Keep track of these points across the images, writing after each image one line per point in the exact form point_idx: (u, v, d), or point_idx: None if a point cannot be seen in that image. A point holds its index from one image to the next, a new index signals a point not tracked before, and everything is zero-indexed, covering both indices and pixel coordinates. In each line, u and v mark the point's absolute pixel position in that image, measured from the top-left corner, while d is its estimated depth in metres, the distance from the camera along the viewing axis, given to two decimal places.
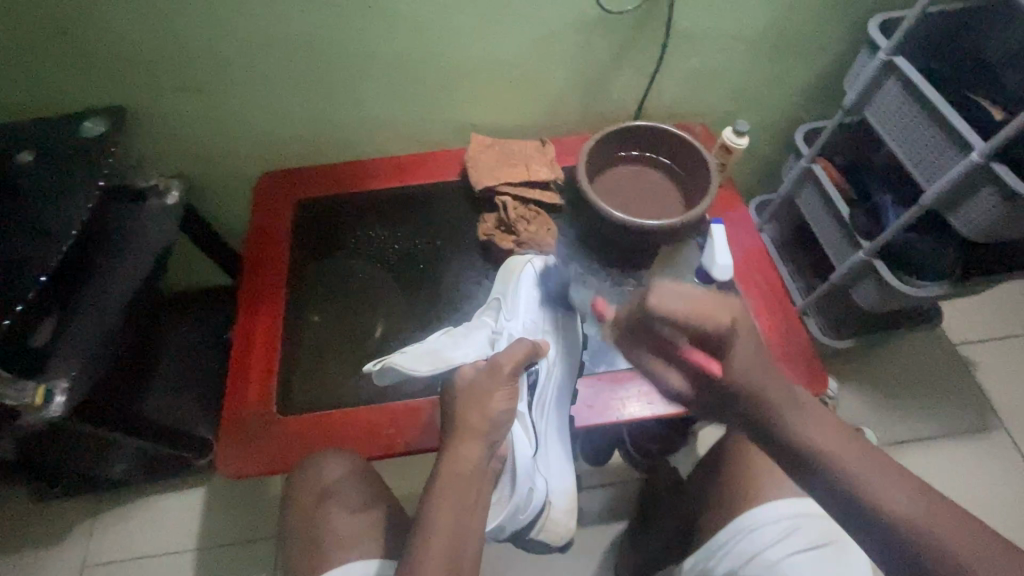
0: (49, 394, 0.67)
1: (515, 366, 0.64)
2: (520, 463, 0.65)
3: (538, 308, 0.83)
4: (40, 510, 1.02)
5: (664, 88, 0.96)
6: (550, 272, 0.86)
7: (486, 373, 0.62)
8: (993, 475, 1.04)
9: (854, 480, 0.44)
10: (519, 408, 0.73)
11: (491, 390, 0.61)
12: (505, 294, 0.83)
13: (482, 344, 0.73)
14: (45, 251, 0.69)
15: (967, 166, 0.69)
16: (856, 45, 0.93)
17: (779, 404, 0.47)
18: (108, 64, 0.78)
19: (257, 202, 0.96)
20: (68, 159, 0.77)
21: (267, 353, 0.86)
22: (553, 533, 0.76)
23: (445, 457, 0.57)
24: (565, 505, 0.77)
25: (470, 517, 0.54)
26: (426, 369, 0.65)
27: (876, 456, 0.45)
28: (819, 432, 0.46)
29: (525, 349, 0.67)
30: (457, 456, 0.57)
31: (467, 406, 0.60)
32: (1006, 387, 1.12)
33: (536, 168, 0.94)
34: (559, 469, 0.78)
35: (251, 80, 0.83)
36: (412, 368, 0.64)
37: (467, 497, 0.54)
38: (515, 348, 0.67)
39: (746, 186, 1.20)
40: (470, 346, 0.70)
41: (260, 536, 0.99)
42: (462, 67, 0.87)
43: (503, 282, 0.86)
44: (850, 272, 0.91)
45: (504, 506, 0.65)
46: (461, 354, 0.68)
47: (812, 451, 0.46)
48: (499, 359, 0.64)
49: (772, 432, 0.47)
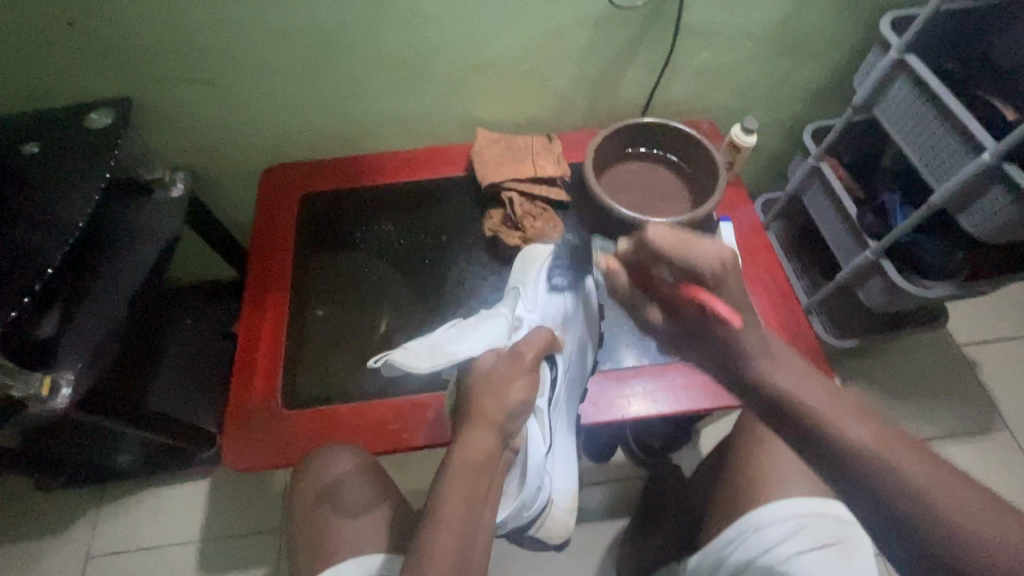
0: (56, 387, 0.67)
1: (536, 356, 0.65)
2: (531, 457, 0.65)
3: (559, 302, 0.84)
4: (46, 500, 1.02)
5: (672, 84, 0.95)
6: (571, 267, 0.88)
7: (507, 361, 0.63)
8: (997, 476, 1.04)
9: (853, 447, 0.39)
10: (536, 403, 0.73)
11: (511, 380, 0.61)
12: (526, 281, 0.84)
13: (494, 336, 0.71)
14: (52, 244, 0.69)
15: (978, 165, 0.68)
16: (867, 41, 0.92)
17: (778, 367, 0.43)
18: (114, 55, 0.77)
19: (263, 194, 0.96)
20: (75, 151, 0.77)
21: (276, 345, 0.87)
22: (552, 532, 0.77)
23: (458, 443, 0.56)
24: (566, 506, 0.78)
25: (476, 510, 0.53)
26: (425, 365, 0.63)
27: (882, 422, 0.40)
28: (812, 388, 0.42)
29: (544, 337, 0.69)
30: (469, 443, 0.56)
31: (482, 394, 0.60)
32: (1012, 388, 1.12)
33: (542, 164, 0.94)
34: (563, 471, 0.80)
35: (256, 71, 0.82)
36: (410, 365, 0.62)
37: (477, 488, 0.54)
38: (534, 338, 0.69)
39: (753, 183, 1.20)
40: (480, 338, 0.69)
41: (264, 528, 1.00)
42: (470, 60, 0.86)
43: (522, 269, 0.86)
44: (856, 271, 0.91)
45: (510, 501, 0.65)
46: (466, 346, 0.66)
47: (819, 423, 0.41)
48: (520, 348, 0.66)
49: (745, 377, 0.44)
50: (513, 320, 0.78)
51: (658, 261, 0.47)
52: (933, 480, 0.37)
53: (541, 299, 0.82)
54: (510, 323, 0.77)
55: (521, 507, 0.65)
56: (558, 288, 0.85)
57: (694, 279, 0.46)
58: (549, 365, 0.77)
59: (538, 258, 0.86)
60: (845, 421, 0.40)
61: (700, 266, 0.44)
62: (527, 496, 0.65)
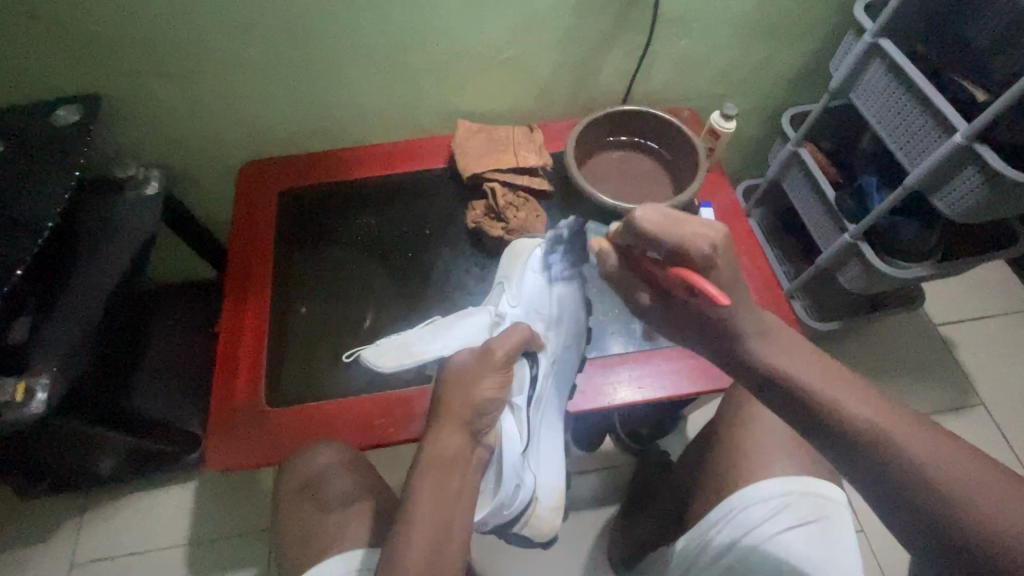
0: (31, 392, 0.65)
1: (507, 354, 0.64)
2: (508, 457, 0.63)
3: (545, 296, 0.82)
4: (27, 508, 1.00)
5: (651, 73, 0.96)
6: (557, 256, 0.85)
7: (479, 357, 0.63)
8: (975, 450, 1.07)
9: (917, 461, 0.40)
10: (512, 400, 0.70)
11: (479, 377, 0.60)
12: (511, 275, 0.83)
13: (470, 334, 0.75)
14: (21, 245, 0.67)
15: (950, 147, 0.70)
16: (841, 26, 0.93)
17: (796, 363, 0.46)
18: (79, 48, 0.75)
19: (241, 189, 0.94)
20: (41, 150, 0.75)
21: (253, 345, 0.85)
22: (537, 529, 0.76)
23: (426, 442, 0.56)
24: (551, 503, 0.77)
25: (451, 509, 0.52)
26: (391, 364, 0.72)
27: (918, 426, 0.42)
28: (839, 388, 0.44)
29: (515, 338, 0.67)
30: (437, 441, 0.56)
31: (471, 392, 0.58)
32: (986, 365, 1.15)
33: (525, 155, 0.94)
34: (551, 468, 0.80)
35: (227, 63, 0.80)
36: (377, 364, 0.73)
37: (446, 485, 0.53)
38: (507, 333, 0.68)
39: (733, 171, 1.21)
40: (451, 337, 0.74)
41: (253, 528, 0.99)
42: (447, 49, 0.85)
43: (508, 262, 0.85)
44: (837, 255, 0.92)
45: (488, 500, 0.64)
46: (436, 346, 0.73)
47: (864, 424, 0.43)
48: (491, 345, 0.65)
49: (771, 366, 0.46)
50: (495, 315, 0.79)
51: (651, 240, 0.46)
52: (916, 441, 0.41)
53: (525, 291, 0.81)
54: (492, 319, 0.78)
55: (500, 505, 0.64)
56: (543, 279, 0.82)
57: (683, 260, 0.46)
58: (528, 360, 0.74)
59: (525, 249, 0.85)
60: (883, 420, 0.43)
61: (688, 244, 0.44)
62: (505, 495, 0.63)
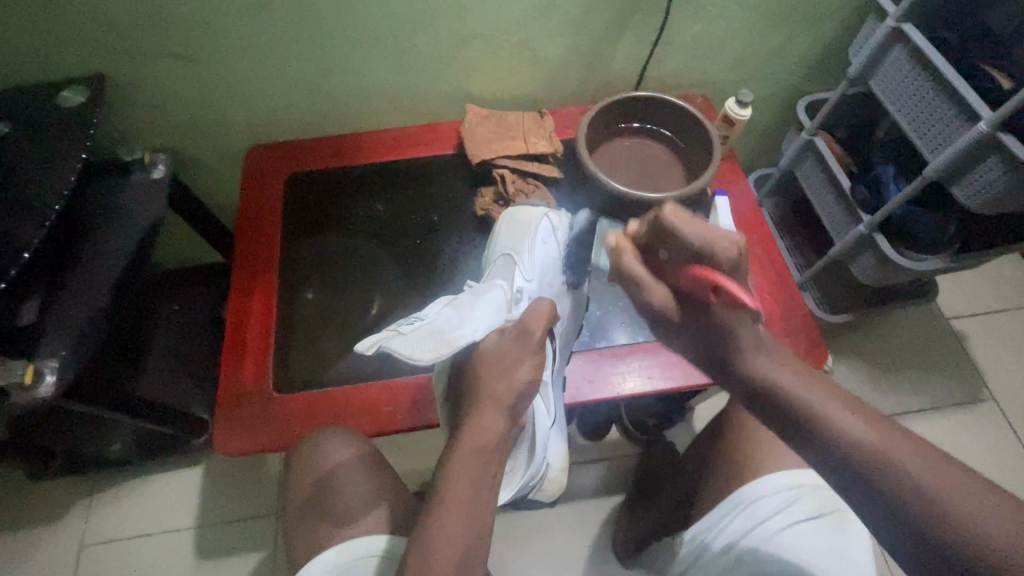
0: (40, 374, 0.64)
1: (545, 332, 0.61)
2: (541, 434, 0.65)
3: (555, 266, 0.83)
4: (37, 489, 1.01)
5: (664, 58, 0.94)
6: (564, 229, 0.85)
7: (513, 346, 0.60)
8: (985, 446, 1.06)
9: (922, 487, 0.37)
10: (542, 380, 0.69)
11: (509, 367, 0.59)
12: (520, 247, 0.81)
13: (495, 312, 0.66)
14: (29, 228, 0.67)
15: (973, 136, 0.68)
16: (860, 11, 0.90)
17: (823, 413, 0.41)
18: (86, 28, 0.74)
19: (248, 174, 0.94)
20: (49, 132, 0.74)
21: (261, 330, 0.85)
22: (547, 491, 0.78)
23: (463, 432, 0.55)
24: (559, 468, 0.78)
25: (478, 501, 0.51)
26: (429, 356, 0.56)
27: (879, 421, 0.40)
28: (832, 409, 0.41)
29: (548, 305, 0.63)
30: (467, 428, 0.55)
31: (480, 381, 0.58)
32: (997, 360, 1.14)
33: (535, 141, 0.92)
34: (560, 441, 0.79)
35: (235, 45, 0.79)
36: (412, 356, 0.56)
37: (469, 475, 0.52)
38: (538, 306, 0.63)
39: (746, 160, 1.20)
40: (481, 319, 0.62)
41: (261, 512, 0.99)
42: (457, 32, 0.83)
43: (513, 233, 0.83)
44: (850, 246, 0.91)
45: (516, 478, 0.66)
46: (470, 330, 0.60)
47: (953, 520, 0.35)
48: (526, 325, 0.60)
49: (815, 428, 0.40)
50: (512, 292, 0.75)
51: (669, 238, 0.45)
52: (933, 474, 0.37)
53: (538, 263, 0.80)
54: (511, 297, 0.74)
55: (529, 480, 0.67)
56: (553, 251, 0.83)
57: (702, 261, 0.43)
58: (550, 335, 0.74)
59: (531, 221, 0.84)
60: (838, 412, 0.40)
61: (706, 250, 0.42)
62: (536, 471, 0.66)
